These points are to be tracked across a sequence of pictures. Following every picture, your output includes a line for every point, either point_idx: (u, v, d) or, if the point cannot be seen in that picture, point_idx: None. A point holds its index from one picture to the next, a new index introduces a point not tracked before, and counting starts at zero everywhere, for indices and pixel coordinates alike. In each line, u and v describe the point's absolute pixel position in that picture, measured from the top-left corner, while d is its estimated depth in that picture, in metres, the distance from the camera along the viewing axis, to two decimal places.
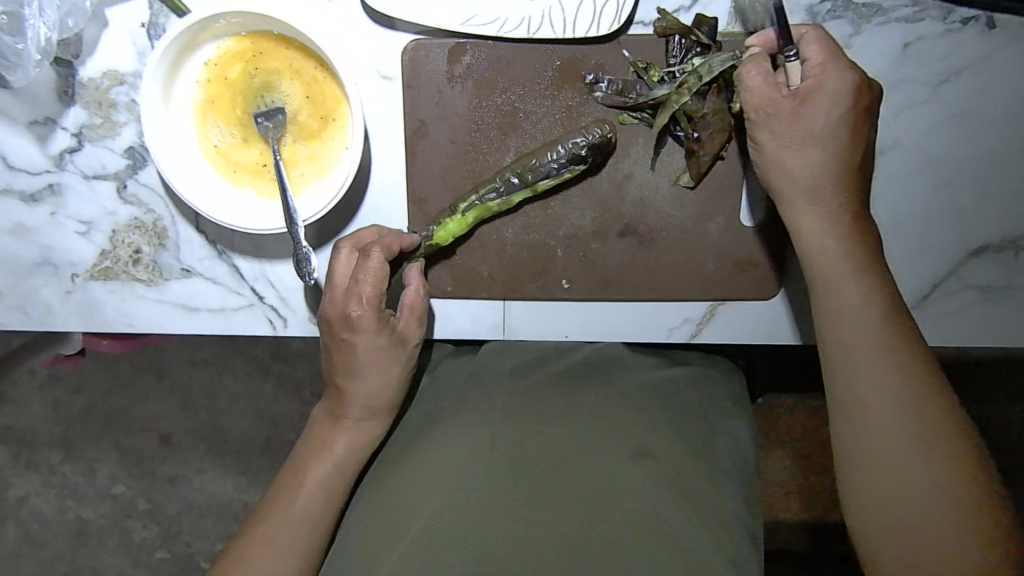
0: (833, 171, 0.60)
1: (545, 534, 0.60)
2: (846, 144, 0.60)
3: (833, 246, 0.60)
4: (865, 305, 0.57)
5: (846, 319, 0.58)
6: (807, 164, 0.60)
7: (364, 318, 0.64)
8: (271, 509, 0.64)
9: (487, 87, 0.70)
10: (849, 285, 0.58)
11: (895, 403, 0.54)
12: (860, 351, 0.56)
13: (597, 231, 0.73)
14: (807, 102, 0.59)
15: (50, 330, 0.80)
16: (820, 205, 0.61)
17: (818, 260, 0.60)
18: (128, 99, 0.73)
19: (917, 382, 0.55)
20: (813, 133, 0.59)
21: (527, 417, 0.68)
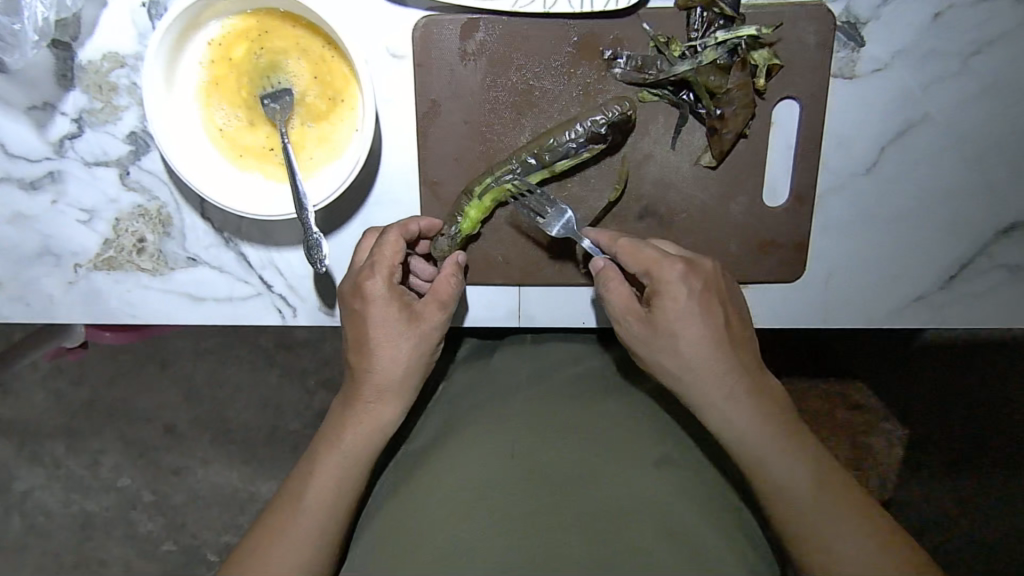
0: (722, 351, 0.60)
1: (557, 554, 0.58)
2: (716, 316, 0.60)
3: (746, 420, 0.59)
4: (793, 468, 0.58)
5: (782, 490, 0.58)
6: (695, 341, 0.59)
7: (373, 287, 0.63)
8: (285, 502, 0.63)
9: (502, 65, 0.68)
10: (778, 454, 0.59)
11: (849, 544, 0.56)
12: (806, 508, 0.58)
13: (616, 213, 0.71)
14: (656, 295, 0.60)
15: (52, 322, 0.78)
16: (721, 376, 0.60)
17: (733, 428, 0.60)
18: (129, 82, 0.70)
19: (858, 513, 0.57)
20: (683, 330, 0.59)
21: (546, 422, 0.66)
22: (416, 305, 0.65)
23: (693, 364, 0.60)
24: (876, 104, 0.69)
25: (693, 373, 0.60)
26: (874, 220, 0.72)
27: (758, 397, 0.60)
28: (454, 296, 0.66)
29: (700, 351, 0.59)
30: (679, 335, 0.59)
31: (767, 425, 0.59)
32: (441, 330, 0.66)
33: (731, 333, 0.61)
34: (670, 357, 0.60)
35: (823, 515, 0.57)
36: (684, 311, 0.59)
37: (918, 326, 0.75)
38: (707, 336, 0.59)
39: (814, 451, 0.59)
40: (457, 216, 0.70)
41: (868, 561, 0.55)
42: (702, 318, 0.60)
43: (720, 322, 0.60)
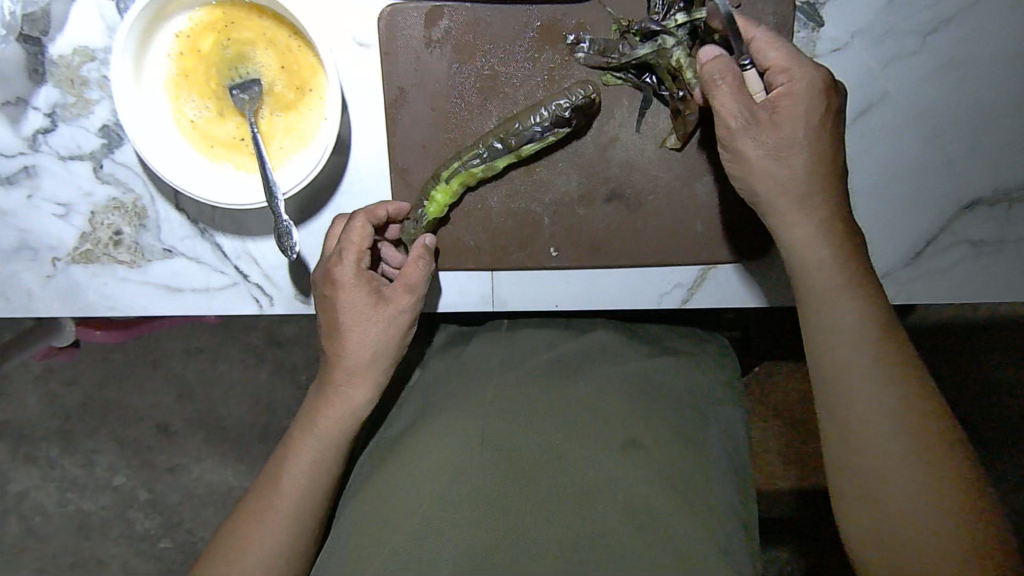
0: (812, 233, 0.57)
1: (530, 528, 0.60)
2: (820, 175, 0.57)
3: (849, 314, 0.56)
4: (871, 375, 0.54)
5: (849, 389, 0.55)
6: (794, 167, 0.56)
7: (342, 271, 0.64)
8: (264, 484, 0.63)
9: (467, 52, 0.69)
10: (858, 355, 0.55)
11: (901, 462, 0.52)
12: (864, 413, 0.54)
13: (584, 196, 0.72)
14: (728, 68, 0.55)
15: (33, 317, 0.79)
16: (834, 282, 0.57)
17: (821, 317, 0.57)
18: (99, 76, 0.71)
19: (930, 437, 0.52)
20: (793, 133, 0.55)
21: (517, 407, 0.67)
22: (385, 289, 0.66)
23: (775, 124, 0.55)
24: (837, 84, 0.70)
25: (784, 134, 0.55)
26: (839, 198, 0.73)
27: (862, 300, 0.56)
28: (423, 280, 0.67)
29: (789, 121, 0.55)
30: (785, 115, 0.55)
31: (862, 318, 0.56)
32: (410, 314, 0.67)
33: (822, 130, 0.56)
34: (765, 191, 0.57)
35: (888, 425, 0.53)
36: (801, 93, 0.54)
37: (886, 302, 0.77)
38: (807, 104, 0.55)
39: (910, 369, 0.54)
40: (421, 203, 0.71)
41: (922, 485, 0.51)
42: (801, 108, 0.55)
43: (814, 128, 0.55)
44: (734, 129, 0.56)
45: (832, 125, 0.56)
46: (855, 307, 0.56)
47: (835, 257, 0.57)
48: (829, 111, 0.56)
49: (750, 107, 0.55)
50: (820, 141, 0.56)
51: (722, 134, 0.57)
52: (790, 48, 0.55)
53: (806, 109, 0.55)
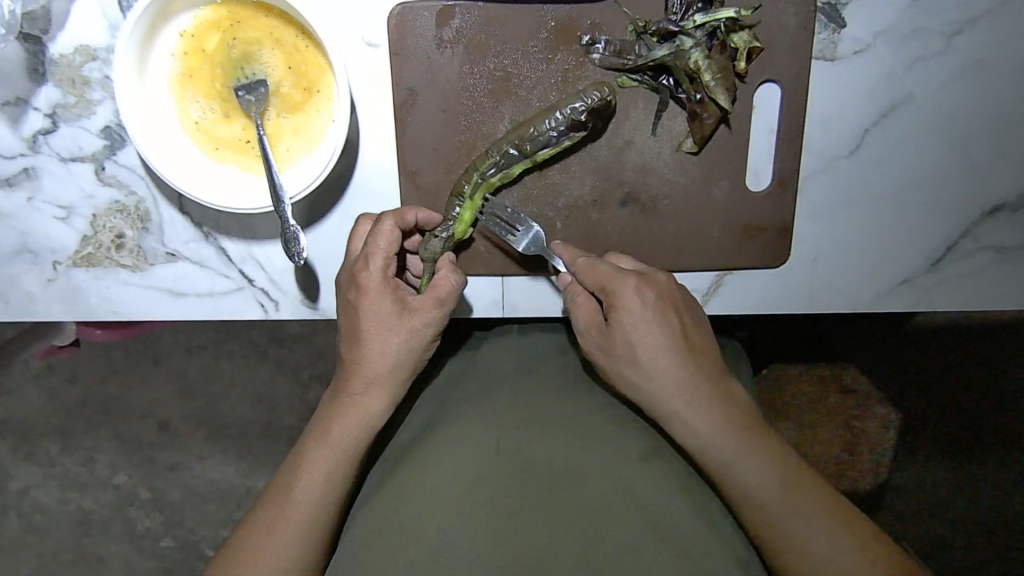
0: (662, 357, 0.61)
1: (554, 545, 0.57)
2: (659, 353, 0.61)
3: (710, 417, 0.60)
4: (761, 469, 0.58)
5: (750, 486, 0.58)
6: (642, 307, 0.61)
7: (368, 277, 0.63)
8: (276, 494, 0.62)
9: (479, 52, 0.67)
10: (743, 457, 0.59)
11: (819, 533, 0.57)
12: (772, 501, 0.58)
13: (598, 200, 0.70)
14: (613, 311, 0.62)
15: (33, 320, 0.77)
16: (684, 384, 0.61)
17: (690, 430, 0.61)
18: (101, 76, 0.69)
19: (822, 503, 0.58)
20: (636, 312, 0.61)
21: (537, 416, 0.66)
22: (411, 299, 0.64)
23: (636, 344, 0.61)
24: (859, 85, 0.68)
25: (625, 356, 0.62)
26: (859, 203, 0.72)
27: (720, 396, 0.61)
28: (452, 294, 0.65)
29: (647, 331, 0.61)
30: (632, 344, 0.61)
31: (727, 419, 0.60)
32: (435, 327, 0.65)
33: (680, 342, 0.61)
34: (621, 342, 0.62)
35: (787, 504, 0.58)
36: (640, 321, 0.61)
37: (905, 308, 0.75)
38: (646, 313, 0.61)
39: (779, 449, 0.60)
40: (450, 219, 0.69)
41: (844, 548, 0.56)
42: (647, 326, 0.61)
43: (663, 317, 0.61)
44: (595, 348, 0.64)
45: (673, 297, 0.63)
46: (712, 413, 0.60)
47: (676, 358, 0.61)
48: (671, 299, 0.62)
49: (596, 323, 0.64)
50: (662, 320, 0.61)
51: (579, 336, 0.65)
52: (607, 266, 0.63)
53: (644, 329, 0.61)
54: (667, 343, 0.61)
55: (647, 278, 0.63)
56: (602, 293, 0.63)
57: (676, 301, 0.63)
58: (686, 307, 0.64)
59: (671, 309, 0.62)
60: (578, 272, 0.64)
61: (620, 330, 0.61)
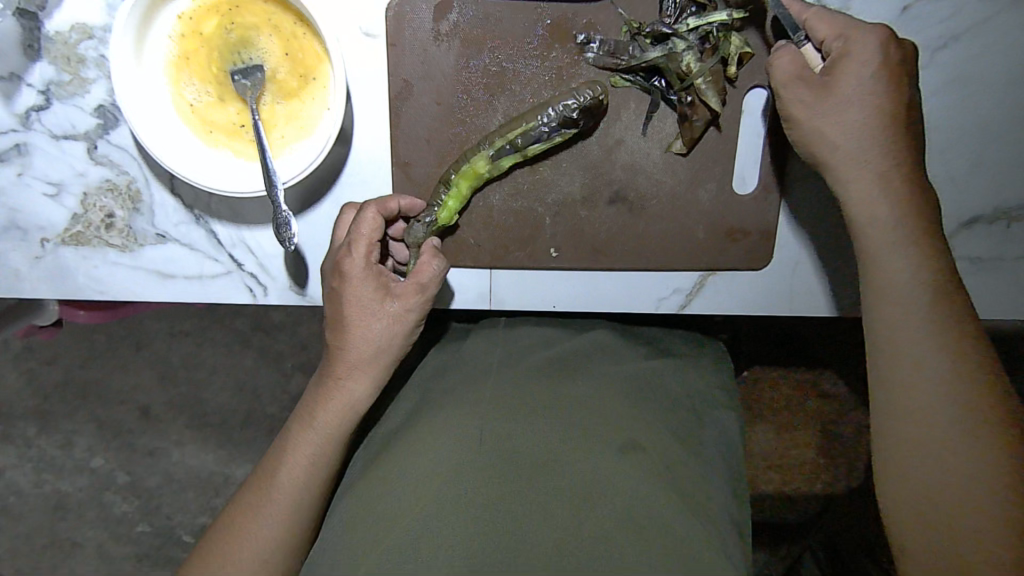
0: (896, 250, 0.57)
1: (525, 537, 0.58)
2: (909, 224, 0.58)
3: (879, 206, 0.58)
4: (936, 386, 0.53)
5: (916, 396, 0.54)
6: (869, 59, 0.58)
7: (350, 264, 0.64)
8: (260, 477, 0.63)
9: (475, 47, 0.68)
10: (925, 373, 0.54)
11: (948, 417, 0.52)
12: (914, 355, 0.55)
13: (587, 198, 0.72)
14: (843, 60, 0.58)
15: (19, 297, 0.78)
16: (873, 182, 0.59)
17: (890, 326, 0.56)
18: (97, 55, 0.69)
19: (957, 329, 0.55)
20: (860, 56, 0.58)
21: (518, 408, 0.68)
22: (394, 285, 0.65)
23: (873, 200, 0.58)
24: None
25: (821, 145, 0.60)
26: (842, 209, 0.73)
27: (922, 222, 0.58)
28: (435, 280, 0.66)
29: (870, 190, 0.59)
30: (850, 85, 0.58)
31: (936, 337, 0.55)
32: (418, 312, 0.66)
33: (888, 127, 0.58)
34: (868, 228, 0.59)
35: (951, 431, 0.52)
36: (861, 68, 0.58)
37: None
38: (868, 70, 0.58)
39: (935, 258, 0.57)
40: (435, 205, 0.70)
41: (939, 365, 0.54)
42: (877, 89, 0.58)
43: (864, 107, 0.58)
44: (794, 98, 0.60)
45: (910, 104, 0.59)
46: (881, 197, 0.58)
47: (889, 164, 0.58)
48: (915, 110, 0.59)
49: (826, 83, 0.59)
50: (904, 160, 0.59)
51: (778, 91, 0.60)
52: (844, 18, 0.59)
53: (876, 100, 0.58)
54: (904, 172, 0.59)
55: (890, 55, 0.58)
56: (835, 44, 0.59)
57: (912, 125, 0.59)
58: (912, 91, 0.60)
59: (898, 122, 0.59)
60: (809, 25, 0.60)
61: (806, 86, 0.59)
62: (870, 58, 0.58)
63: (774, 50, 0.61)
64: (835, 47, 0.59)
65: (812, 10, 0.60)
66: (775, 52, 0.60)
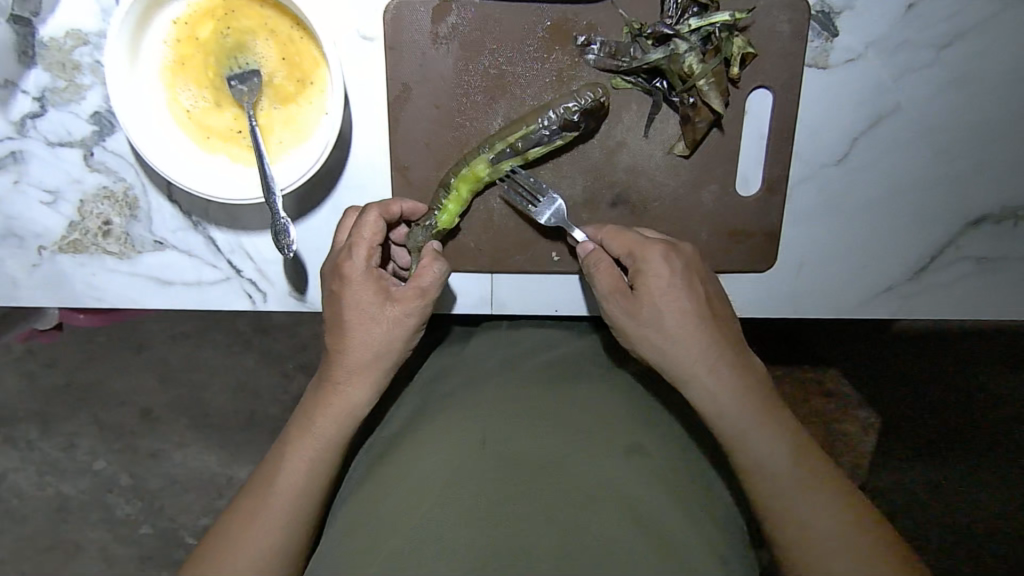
0: (759, 427, 0.59)
1: (528, 540, 0.58)
2: (732, 367, 0.61)
3: (668, 292, 0.61)
4: (823, 519, 0.56)
5: (815, 544, 0.56)
6: (667, 285, 0.61)
7: (351, 267, 0.63)
8: (258, 484, 0.62)
9: (474, 49, 0.67)
10: (805, 500, 0.57)
11: (819, 510, 0.57)
12: (773, 453, 0.59)
13: (589, 201, 0.71)
14: (642, 275, 0.62)
15: (16, 305, 0.77)
16: (688, 334, 0.61)
17: (771, 503, 0.58)
18: (92, 60, 0.69)
19: (763, 409, 0.60)
20: (654, 263, 0.62)
21: (521, 411, 0.67)
22: (394, 290, 0.64)
23: (687, 362, 0.61)
24: (849, 94, 0.69)
25: (671, 354, 0.61)
26: (845, 210, 0.72)
27: (702, 293, 0.62)
28: (436, 285, 0.65)
29: (702, 378, 0.61)
30: (655, 299, 0.61)
31: (806, 470, 0.58)
32: (417, 317, 0.65)
33: (692, 287, 0.62)
34: (713, 418, 0.61)
35: (839, 546, 0.55)
36: (665, 286, 0.61)
37: (887, 315, 0.76)
38: (674, 279, 0.62)
39: (727, 346, 0.62)
40: (435, 209, 0.69)
41: (798, 468, 0.58)
42: (680, 293, 0.61)
43: (700, 314, 0.62)
44: (615, 310, 0.63)
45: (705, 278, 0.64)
46: (694, 347, 0.61)
47: (697, 321, 0.61)
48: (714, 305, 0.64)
49: (663, 291, 0.61)
50: (689, 311, 0.61)
51: (602, 303, 0.64)
52: (636, 235, 0.64)
53: (676, 286, 0.61)
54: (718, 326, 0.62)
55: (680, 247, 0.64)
56: (629, 259, 0.64)
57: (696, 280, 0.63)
58: (710, 282, 0.65)
59: (698, 313, 0.61)
60: (606, 240, 0.65)
61: (624, 297, 0.62)
62: (664, 271, 0.61)
63: (582, 248, 0.66)
64: (642, 266, 0.62)
65: (609, 225, 0.66)
66: (590, 258, 0.64)
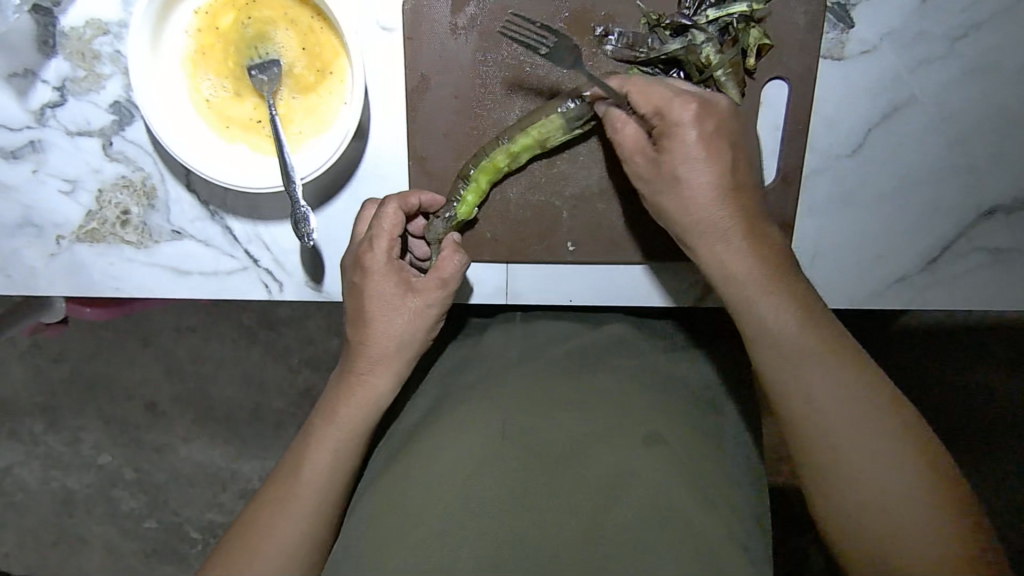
0: (762, 290, 0.57)
1: (549, 528, 0.59)
2: (739, 224, 0.59)
3: (690, 143, 0.58)
4: (857, 431, 0.52)
5: (815, 412, 0.53)
6: (691, 147, 0.58)
7: (372, 259, 0.64)
8: (283, 474, 0.63)
9: (493, 40, 0.67)
10: (834, 407, 0.53)
11: (823, 380, 0.54)
12: (770, 315, 0.56)
13: (604, 191, 0.72)
14: (663, 135, 0.59)
15: (33, 294, 0.77)
16: (699, 190, 0.59)
17: (773, 368, 0.55)
18: (112, 50, 0.69)
19: (767, 272, 0.57)
20: (673, 118, 0.58)
21: (542, 402, 0.68)
22: (415, 281, 0.65)
23: (739, 272, 0.58)
24: (864, 86, 0.70)
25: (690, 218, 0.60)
26: (859, 201, 0.73)
27: (717, 150, 0.58)
28: (456, 275, 0.66)
29: (755, 297, 0.57)
30: (673, 170, 0.59)
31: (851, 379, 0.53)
32: (438, 307, 0.66)
33: (711, 143, 0.58)
34: (754, 325, 0.56)
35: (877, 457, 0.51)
36: (687, 146, 0.58)
37: (898, 306, 0.77)
38: (692, 135, 0.58)
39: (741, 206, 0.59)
40: (454, 201, 0.70)
41: (801, 329, 0.55)
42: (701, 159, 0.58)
43: (722, 187, 0.59)
44: (639, 170, 0.62)
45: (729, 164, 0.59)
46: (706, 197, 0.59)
47: (710, 179, 0.58)
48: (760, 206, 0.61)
49: (686, 166, 0.58)
50: (752, 218, 0.59)
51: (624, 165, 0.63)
52: (664, 90, 0.59)
53: (704, 174, 0.58)
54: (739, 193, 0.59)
55: (706, 100, 0.59)
56: (655, 117, 0.59)
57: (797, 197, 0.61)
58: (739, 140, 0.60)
59: (756, 221, 0.59)
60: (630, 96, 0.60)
61: (651, 159, 0.60)
62: (688, 128, 0.58)
63: (613, 111, 0.62)
64: (666, 119, 0.58)
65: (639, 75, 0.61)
66: (613, 118, 0.62)
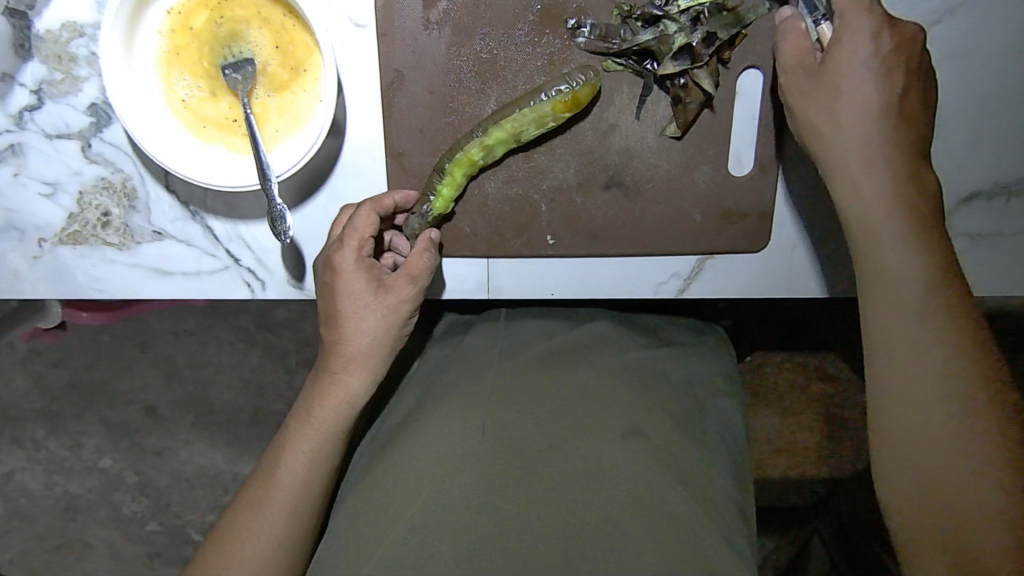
0: (890, 230, 0.55)
1: (529, 521, 0.60)
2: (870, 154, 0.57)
3: (858, 58, 0.57)
4: (935, 388, 0.51)
5: (902, 357, 0.53)
6: (859, 64, 0.57)
7: (342, 259, 0.64)
8: (262, 475, 0.63)
9: (465, 34, 0.67)
10: (919, 357, 0.52)
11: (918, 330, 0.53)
12: (889, 254, 0.55)
13: (582, 183, 0.72)
14: (838, 40, 0.57)
15: (18, 298, 0.78)
16: (838, 103, 0.57)
17: (875, 303, 0.55)
18: (88, 52, 0.69)
19: (896, 219, 0.55)
20: (864, 27, 0.56)
21: (520, 397, 0.68)
22: (386, 278, 0.65)
23: (864, 207, 0.56)
24: None
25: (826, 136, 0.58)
26: None
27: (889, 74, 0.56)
28: (426, 271, 0.66)
29: (877, 231, 0.56)
30: (838, 76, 0.57)
31: (952, 350, 0.52)
32: (411, 303, 0.66)
33: (889, 59, 0.56)
34: (869, 263, 0.56)
35: (948, 431, 0.50)
36: (861, 55, 0.56)
37: None
38: (869, 48, 0.56)
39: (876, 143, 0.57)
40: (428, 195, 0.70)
41: (914, 274, 0.54)
42: (869, 75, 0.56)
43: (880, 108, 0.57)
44: (793, 81, 0.60)
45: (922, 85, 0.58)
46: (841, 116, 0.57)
47: (874, 110, 0.57)
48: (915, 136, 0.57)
49: (844, 81, 0.57)
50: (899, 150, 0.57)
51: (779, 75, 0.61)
52: None
53: (873, 89, 0.56)
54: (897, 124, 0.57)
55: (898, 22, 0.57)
56: (838, 22, 0.58)
57: (918, 119, 0.58)
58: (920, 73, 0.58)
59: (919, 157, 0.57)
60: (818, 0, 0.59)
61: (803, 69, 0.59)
62: (865, 41, 0.56)
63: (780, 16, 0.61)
64: (841, 26, 0.57)
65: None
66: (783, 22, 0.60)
